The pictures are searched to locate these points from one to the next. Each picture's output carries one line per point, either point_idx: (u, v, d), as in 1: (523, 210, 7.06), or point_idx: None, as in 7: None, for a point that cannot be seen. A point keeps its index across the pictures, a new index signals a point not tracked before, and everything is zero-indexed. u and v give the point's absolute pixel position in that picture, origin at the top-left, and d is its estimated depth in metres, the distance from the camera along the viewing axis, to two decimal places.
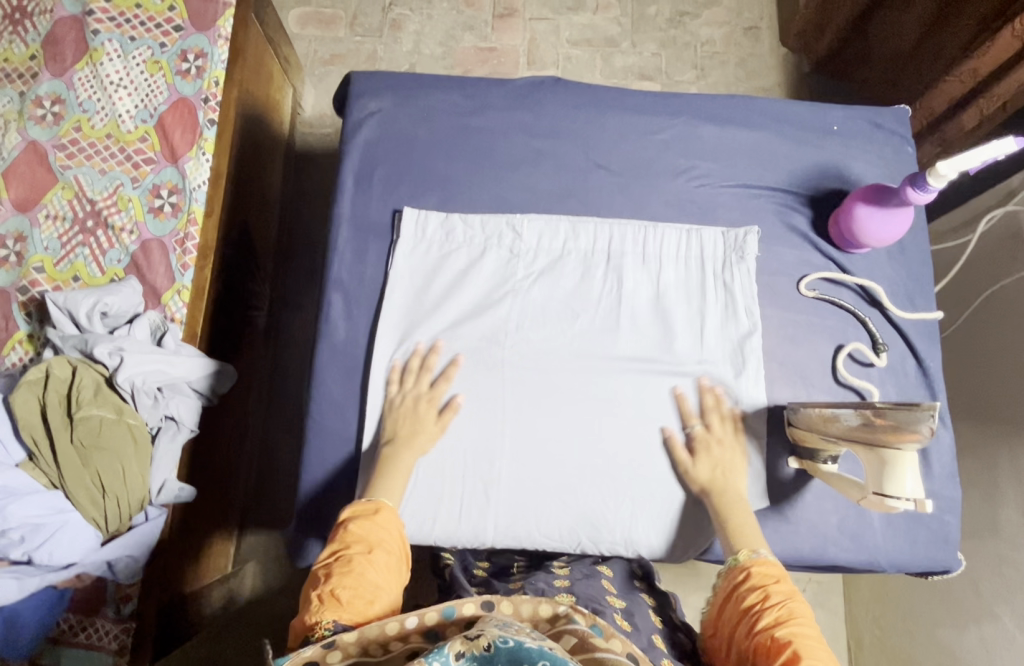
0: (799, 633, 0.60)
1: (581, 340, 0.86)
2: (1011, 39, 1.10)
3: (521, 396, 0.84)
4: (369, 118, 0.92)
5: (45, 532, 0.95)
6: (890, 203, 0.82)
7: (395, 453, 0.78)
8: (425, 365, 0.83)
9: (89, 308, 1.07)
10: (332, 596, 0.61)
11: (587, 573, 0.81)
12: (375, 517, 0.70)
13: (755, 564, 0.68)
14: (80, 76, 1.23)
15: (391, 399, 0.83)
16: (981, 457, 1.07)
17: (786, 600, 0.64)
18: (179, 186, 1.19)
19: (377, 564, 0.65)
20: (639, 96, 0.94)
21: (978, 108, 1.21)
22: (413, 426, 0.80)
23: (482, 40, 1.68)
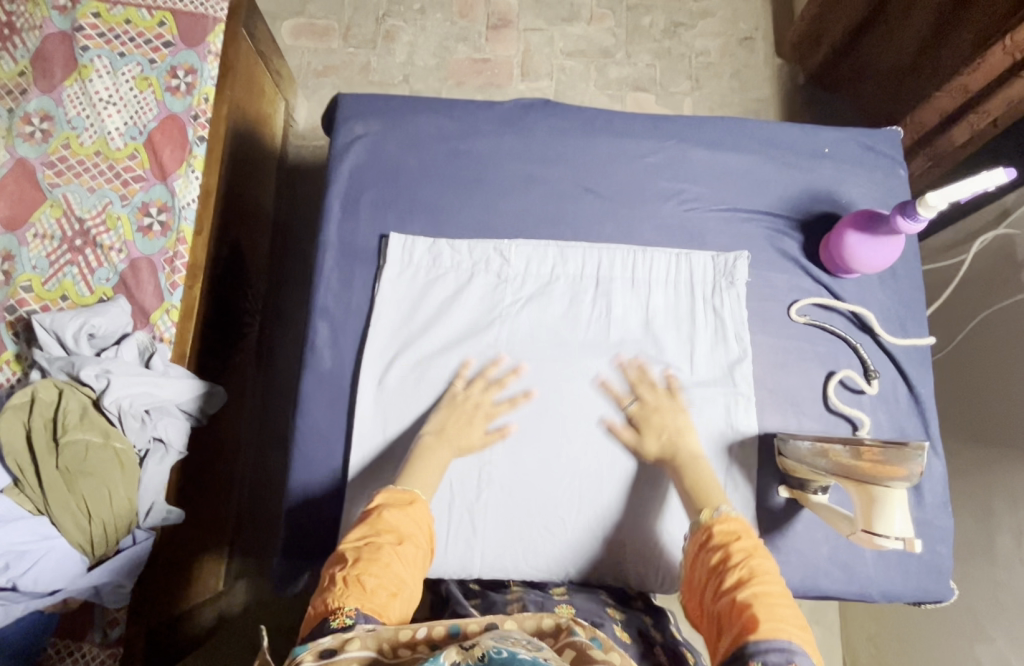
0: (760, 592, 0.58)
1: (613, 365, 0.85)
2: (1003, 55, 1.05)
3: (543, 415, 0.84)
4: (356, 141, 0.91)
5: (31, 558, 0.95)
6: (880, 233, 0.82)
7: (432, 447, 0.77)
8: (490, 376, 0.83)
9: (76, 329, 1.06)
10: (357, 582, 0.59)
11: (586, 591, 0.80)
12: (410, 508, 0.68)
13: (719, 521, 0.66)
14: (70, 93, 1.22)
15: (455, 392, 0.82)
16: (976, 480, 1.06)
17: (749, 559, 0.62)
18: (168, 204, 1.19)
19: (405, 555, 0.64)
20: (629, 119, 0.94)
21: (969, 124, 1.17)
22: (463, 425, 0.80)
23: (477, 52, 1.67)
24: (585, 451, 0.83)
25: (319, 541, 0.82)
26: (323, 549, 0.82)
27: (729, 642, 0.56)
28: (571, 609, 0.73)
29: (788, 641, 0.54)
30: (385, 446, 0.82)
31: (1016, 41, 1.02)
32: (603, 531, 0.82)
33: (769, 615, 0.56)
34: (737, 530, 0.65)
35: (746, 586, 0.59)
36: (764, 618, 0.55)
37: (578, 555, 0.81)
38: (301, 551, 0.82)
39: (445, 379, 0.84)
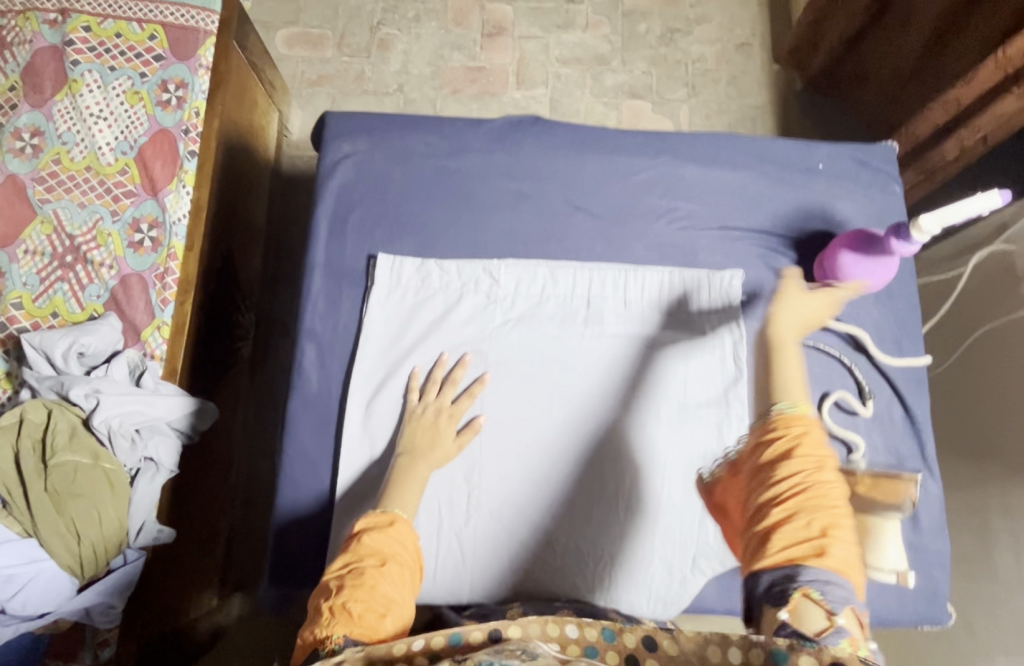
0: (837, 523, 0.55)
1: (584, 372, 0.85)
2: (994, 70, 1.01)
3: (513, 425, 0.83)
4: (345, 160, 0.90)
5: (17, 582, 0.94)
6: (874, 252, 0.82)
7: (412, 464, 0.75)
8: (451, 379, 0.82)
9: (65, 348, 1.05)
10: (343, 610, 0.57)
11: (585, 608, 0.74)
12: (389, 529, 0.65)
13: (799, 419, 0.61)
14: (60, 107, 1.21)
15: (413, 408, 0.81)
16: (974, 497, 1.04)
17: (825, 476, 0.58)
18: (159, 220, 1.17)
19: (391, 576, 0.61)
20: (621, 136, 0.93)
21: (958, 139, 1.13)
22: (432, 440, 0.79)
23: (472, 60, 1.66)
24: (565, 463, 0.82)
25: (307, 566, 0.81)
26: (312, 575, 0.80)
27: (783, 555, 0.55)
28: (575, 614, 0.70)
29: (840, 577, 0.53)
30: (371, 466, 0.81)
31: (1009, 55, 0.98)
32: (600, 547, 0.80)
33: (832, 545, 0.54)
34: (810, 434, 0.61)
35: (818, 510, 0.56)
36: (834, 551, 0.54)
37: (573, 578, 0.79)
38: (289, 577, 0.80)
39: (401, 389, 0.83)
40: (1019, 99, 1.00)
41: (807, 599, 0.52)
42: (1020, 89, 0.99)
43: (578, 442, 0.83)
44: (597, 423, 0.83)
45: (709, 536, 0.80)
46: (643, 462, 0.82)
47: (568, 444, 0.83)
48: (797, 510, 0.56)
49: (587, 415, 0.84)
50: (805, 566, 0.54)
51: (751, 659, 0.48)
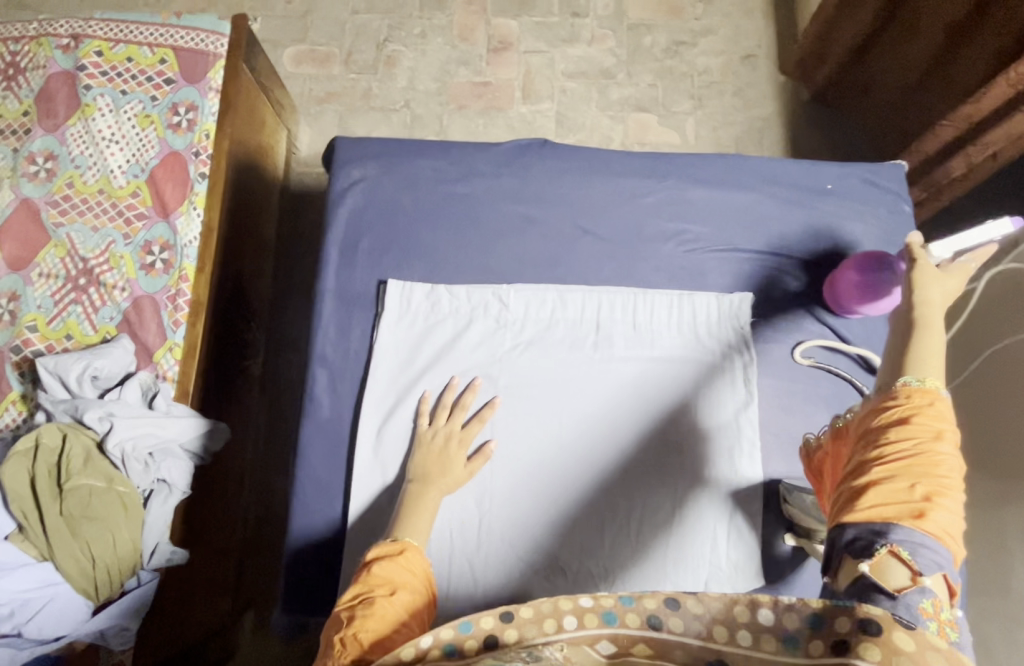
0: (941, 492, 0.52)
1: (594, 395, 0.85)
2: (1005, 89, 1.02)
3: (524, 449, 0.83)
4: (354, 186, 0.91)
5: (33, 606, 0.96)
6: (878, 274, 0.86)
7: (422, 490, 0.76)
8: (461, 404, 0.82)
9: (79, 372, 1.07)
10: (354, 640, 0.57)
11: None
12: (398, 558, 0.66)
13: (924, 392, 0.57)
14: (73, 131, 1.22)
15: (423, 433, 0.82)
16: (989, 514, 1.03)
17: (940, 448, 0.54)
18: (170, 242, 1.18)
19: (402, 605, 0.61)
20: (627, 158, 0.93)
21: (966, 156, 1.13)
22: (442, 466, 0.79)
23: (477, 75, 1.67)
24: (577, 485, 0.82)
25: (320, 592, 0.81)
26: (324, 600, 0.81)
27: (876, 510, 0.52)
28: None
29: (935, 547, 0.50)
30: (383, 491, 0.81)
31: (1020, 74, 0.99)
32: (614, 572, 0.79)
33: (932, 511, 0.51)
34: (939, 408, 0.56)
35: (925, 475, 0.52)
36: (934, 518, 0.50)
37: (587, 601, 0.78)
38: (303, 602, 0.81)
39: (411, 415, 0.84)
40: None
41: (893, 555, 0.49)
42: None
43: (588, 463, 0.83)
44: (608, 443, 0.83)
45: (721, 560, 0.79)
46: (656, 483, 0.82)
47: (579, 464, 0.83)
48: (901, 472, 0.53)
49: (597, 437, 0.84)
50: (899, 525, 0.50)
51: (786, 622, 0.46)
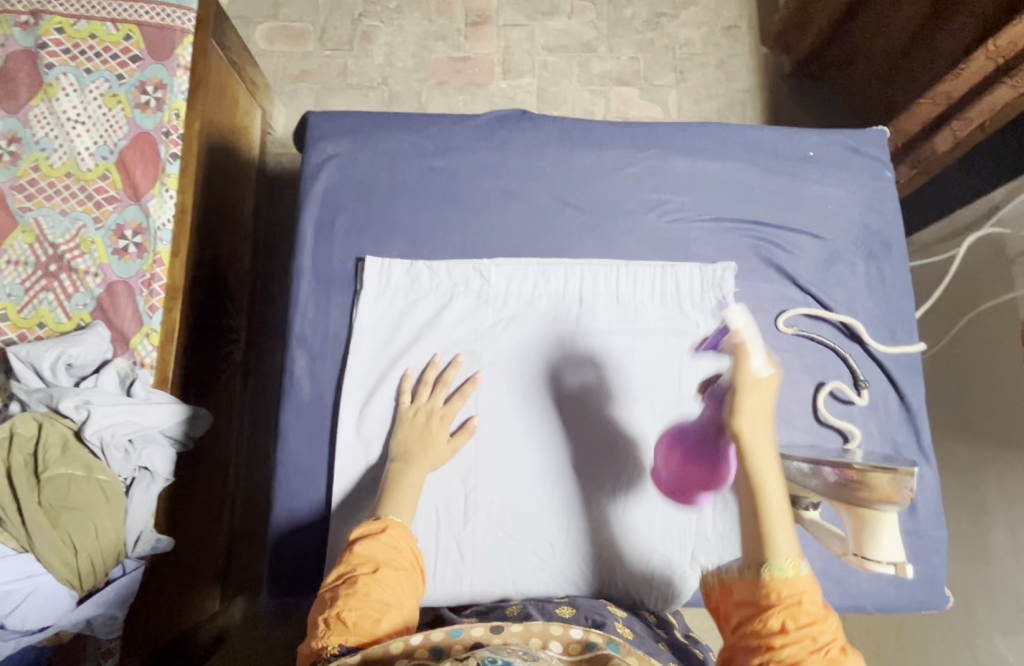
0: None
1: (576, 370, 0.84)
2: (987, 61, 1.00)
3: (507, 426, 0.82)
4: (327, 162, 0.89)
5: (13, 601, 0.92)
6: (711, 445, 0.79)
7: (405, 468, 0.75)
8: (443, 380, 0.82)
9: (53, 360, 1.04)
10: (338, 621, 0.58)
11: (592, 604, 0.74)
12: (381, 536, 0.64)
13: (789, 583, 0.57)
14: (36, 113, 1.17)
15: (405, 410, 0.80)
16: (970, 477, 1.05)
17: (814, 625, 0.55)
18: (143, 225, 1.14)
19: (386, 581, 0.61)
20: (608, 129, 0.92)
21: (952, 131, 1.08)
22: (424, 442, 0.78)
23: (456, 50, 1.63)
24: (563, 461, 0.82)
25: (309, 576, 0.80)
26: (312, 582, 0.80)
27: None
28: (572, 609, 0.73)
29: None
30: (368, 471, 0.80)
31: (1000, 46, 0.97)
32: (601, 547, 0.80)
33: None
34: (799, 597, 0.57)
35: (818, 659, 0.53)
36: None
37: (575, 576, 0.79)
38: (292, 587, 0.80)
39: (394, 393, 0.83)
40: (1012, 89, 0.98)
41: None
42: (1012, 79, 0.97)
43: (571, 440, 0.82)
44: (592, 420, 0.83)
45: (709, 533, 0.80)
46: (639, 457, 0.82)
47: (563, 440, 0.82)
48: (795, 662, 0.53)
49: (581, 412, 0.83)
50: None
51: None
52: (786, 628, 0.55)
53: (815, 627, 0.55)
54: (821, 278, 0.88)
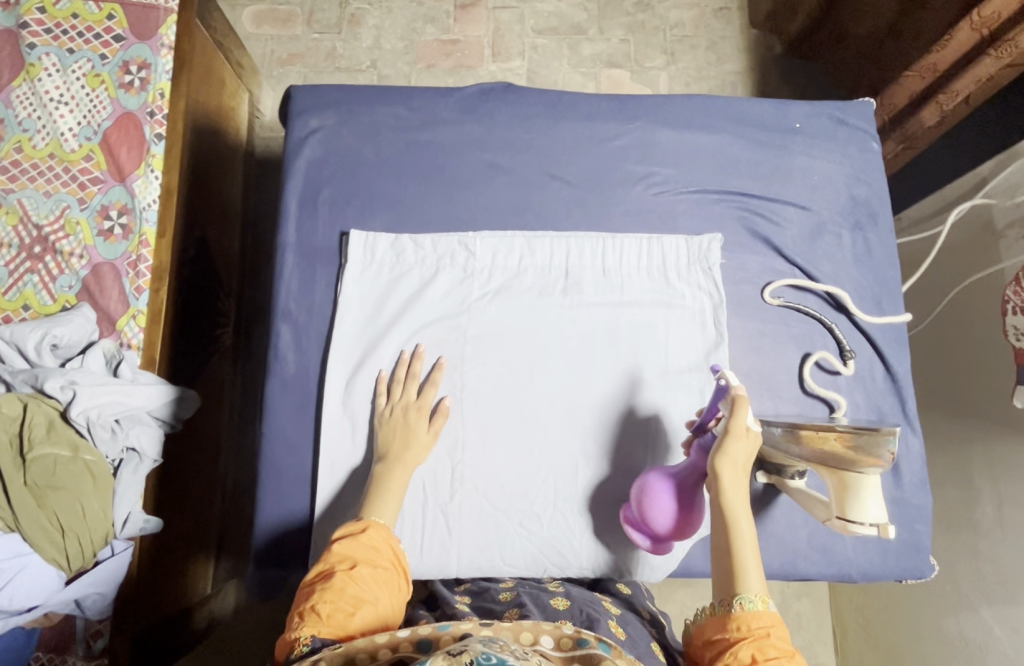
0: None
1: (562, 346, 0.84)
2: (971, 32, 0.99)
3: (485, 406, 0.82)
4: (311, 136, 0.88)
5: (4, 575, 0.91)
6: (694, 493, 0.73)
7: (388, 471, 0.74)
8: (412, 373, 0.80)
9: (37, 340, 1.02)
10: (312, 612, 0.58)
11: (587, 598, 0.76)
12: (359, 536, 0.65)
13: (759, 617, 0.60)
14: (18, 93, 1.14)
15: (381, 411, 0.80)
16: (957, 451, 1.06)
17: (781, 659, 0.57)
18: (128, 206, 1.12)
19: (363, 578, 0.62)
20: (593, 101, 0.91)
21: (937, 105, 1.10)
22: (405, 437, 0.77)
23: (445, 33, 1.62)
24: (549, 437, 0.81)
25: (298, 551, 0.80)
26: (300, 557, 0.80)
27: None
28: (566, 602, 0.74)
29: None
30: (355, 444, 0.80)
31: (984, 17, 0.96)
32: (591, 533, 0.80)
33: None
34: (768, 629, 0.59)
35: None
36: None
37: (565, 551, 0.80)
38: (280, 562, 0.80)
39: (369, 396, 0.81)
40: (997, 60, 0.98)
41: None
42: (996, 50, 0.98)
43: (557, 414, 0.82)
44: (580, 393, 0.82)
45: None
46: (628, 428, 0.82)
47: (547, 417, 0.82)
48: None
49: (567, 388, 0.83)
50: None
51: None
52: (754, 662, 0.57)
53: (781, 660, 0.57)
54: (808, 249, 0.88)
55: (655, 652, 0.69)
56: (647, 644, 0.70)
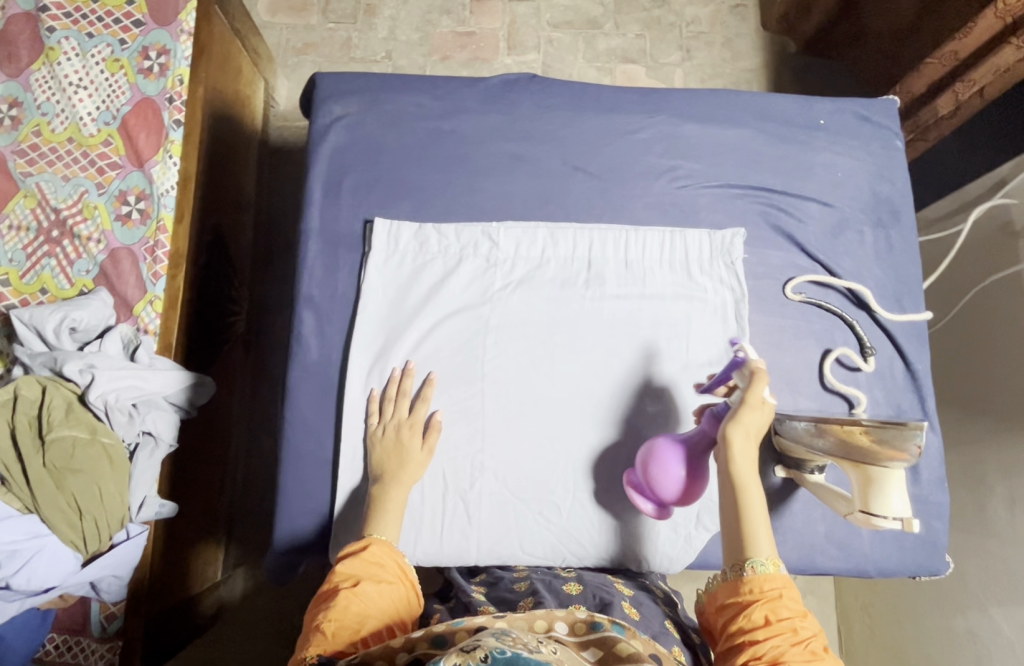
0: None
1: (574, 344, 0.84)
2: (994, 21, 0.98)
3: (495, 407, 0.82)
4: (336, 123, 0.88)
5: (21, 558, 0.91)
6: (701, 460, 0.73)
7: (383, 491, 0.73)
8: (403, 390, 0.80)
9: (57, 324, 1.01)
10: (318, 631, 0.58)
11: (599, 582, 0.76)
12: (362, 554, 0.66)
13: (770, 580, 0.62)
14: (38, 77, 1.13)
15: (373, 430, 0.79)
16: (970, 450, 1.06)
17: (794, 618, 0.60)
18: (146, 191, 1.11)
19: (366, 594, 0.62)
20: (618, 93, 0.91)
21: (954, 93, 1.11)
22: (399, 457, 0.76)
23: (461, 25, 1.61)
24: (572, 426, 0.82)
25: (318, 534, 0.80)
26: (319, 541, 0.80)
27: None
28: (579, 586, 0.74)
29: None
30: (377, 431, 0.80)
31: (1008, 5, 0.95)
32: (608, 521, 0.81)
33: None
34: (779, 591, 0.61)
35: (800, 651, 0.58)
36: None
37: (583, 541, 0.80)
38: (298, 545, 0.80)
39: (362, 414, 0.81)
40: (1017, 49, 0.98)
41: None
42: (1018, 40, 0.97)
43: (580, 403, 0.82)
44: (600, 386, 0.83)
45: (712, 493, 0.81)
46: (649, 420, 0.82)
47: (564, 413, 0.82)
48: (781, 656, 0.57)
49: (586, 379, 0.83)
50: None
51: None
52: (769, 623, 0.59)
53: (794, 619, 0.59)
54: (829, 245, 0.88)
55: (671, 631, 0.69)
56: (662, 622, 0.70)
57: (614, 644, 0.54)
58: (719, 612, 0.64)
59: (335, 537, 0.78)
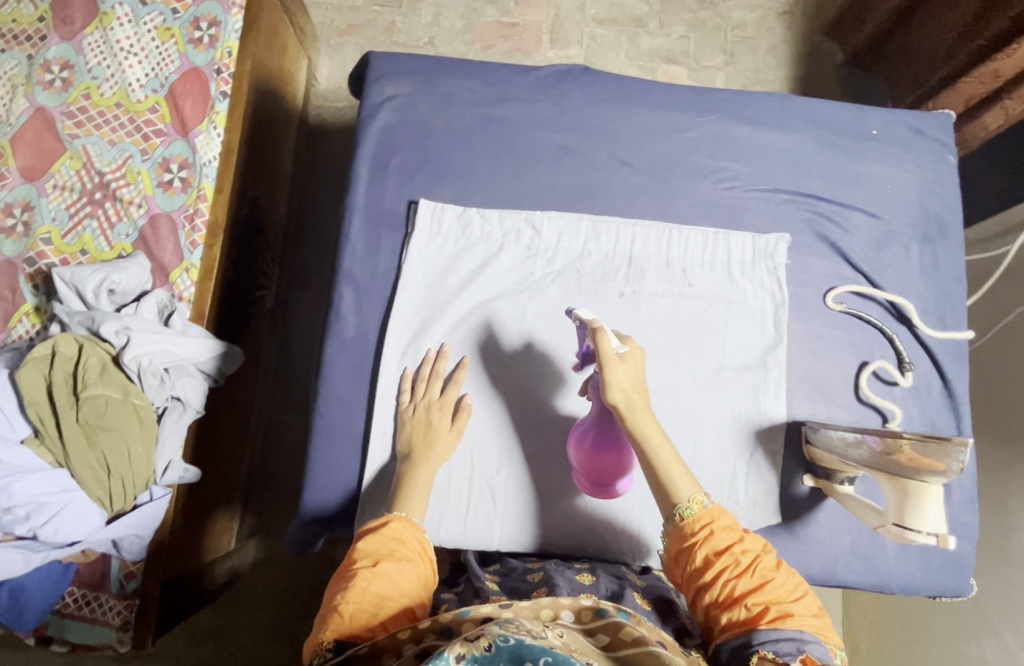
0: (769, 590, 0.60)
1: None
2: None
3: (524, 395, 0.82)
4: (386, 102, 0.88)
5: (50, 510, 0.93)
6: (609, 429, 0.75)
7: (413, 468, 0.74)
8: (436, 371, 0.81)
9: (96, 285, 1.03)
10: (335, 612, 0.58)
11: (617, 575, 0.75)
12: (382, 530, 0.67)
13: (698, 520, 0.65)
14: (90, 40, 1.14)
15: (405, 408, 0.80)
16: (999, 476, 1.05)
17: (733, 547, 0.63)
18: (189, 160, 1.12)
19: (387, 574, 0.62)
20: (671, 90, 0.90)
21: (1004, 108, 1.15)
22: (428, 436, 0.77)
23: (505, 15, 1.61)
24: None
25: (342, 508, 0.81)
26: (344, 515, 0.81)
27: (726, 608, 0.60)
28: (593, 577, 0.73)
29: (799, 631, 0.58)
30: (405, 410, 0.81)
31: None
32: (620, 511, 0.81)
33: (761, 593, 0.60)
34: (711, 525, 0.65)
35: (750, 580, 0.61)
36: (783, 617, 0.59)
37: (604, 533, 0.81)
38: (321, 517, 0.80)
39: (394, 393, 0.81)
40: None
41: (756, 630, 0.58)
42: None
43: None
44: None
45: (740, 497, 0.80)
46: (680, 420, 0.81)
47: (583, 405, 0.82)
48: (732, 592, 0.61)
49: None
50: (757, 629, 0.58)
51: None
52: (712, 560, 0.63)
53: (733, 546, 0.63)
54: (874, 257, 0.88)
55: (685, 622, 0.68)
56: (676, 613, 0.69)
57: (619, 630, 0.54)
58: (671, 563, 0.67)
59: (360, 512, 0.79)
